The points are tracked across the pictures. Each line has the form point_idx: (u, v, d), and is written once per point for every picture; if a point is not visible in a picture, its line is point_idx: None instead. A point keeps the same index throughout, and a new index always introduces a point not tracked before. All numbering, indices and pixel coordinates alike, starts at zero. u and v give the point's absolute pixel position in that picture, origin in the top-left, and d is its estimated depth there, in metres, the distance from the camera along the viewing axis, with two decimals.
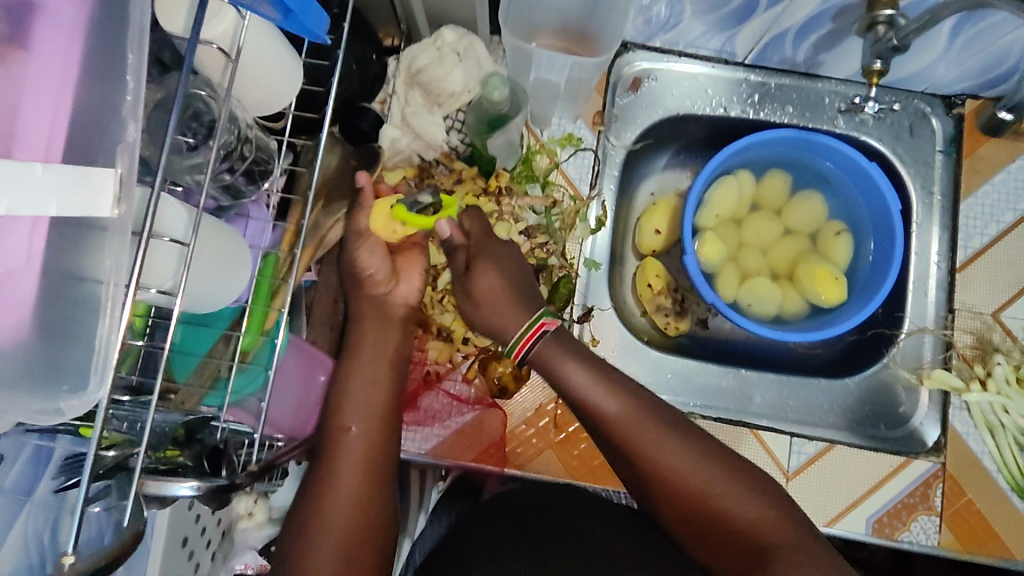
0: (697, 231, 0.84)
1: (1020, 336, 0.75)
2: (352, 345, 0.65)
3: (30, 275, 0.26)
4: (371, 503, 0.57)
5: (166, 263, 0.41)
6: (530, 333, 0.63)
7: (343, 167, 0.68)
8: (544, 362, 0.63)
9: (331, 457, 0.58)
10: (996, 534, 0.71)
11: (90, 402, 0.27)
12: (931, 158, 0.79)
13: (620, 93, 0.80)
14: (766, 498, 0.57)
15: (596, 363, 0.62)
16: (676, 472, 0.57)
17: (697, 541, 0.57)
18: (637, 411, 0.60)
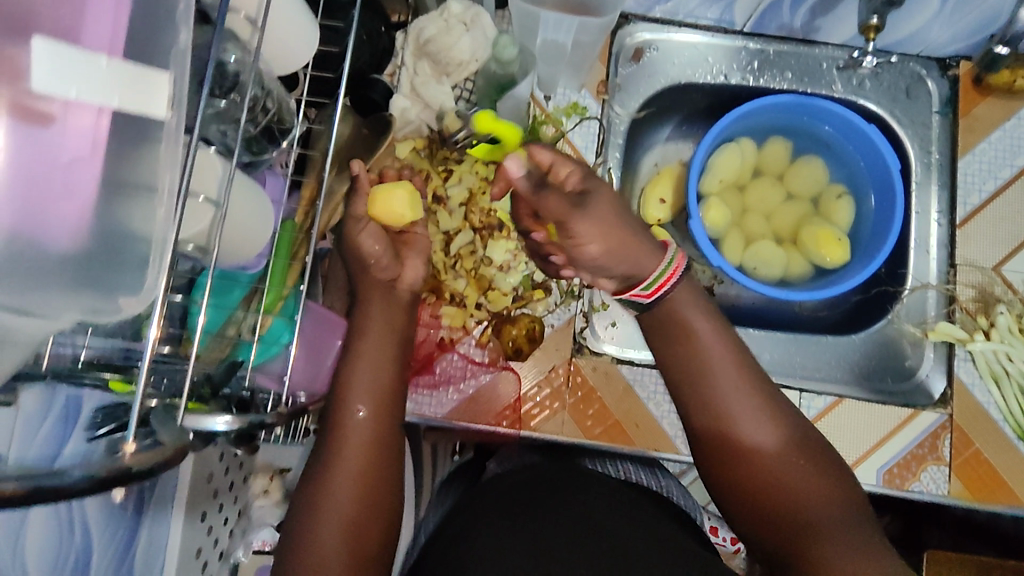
0: (702, 197, 0.85)
1: (1021, 288, 0.76)
2: (359, 326, 0.64)
3: (97, 163, 0.26)
4: (375, 492, 0.58)
5: (212, 177, 0.45)
6: (667, 274, 0.60)
7: (354, 136, 0.69)
8: (664, 304, 0.61)
9: (336, 440, 0.58)
10: (1004, 482, 0.72)
11: (148, 299, 0.28)
12: (928, 119, 0.81)
13: (623, 64, 0.82)
14: (830, 480, 0.56)
15: (711, 319, 0.62)
16: (754, 431, 0.57)
17: (744, 499, 0.57)
18: (736, 368, 0.59)
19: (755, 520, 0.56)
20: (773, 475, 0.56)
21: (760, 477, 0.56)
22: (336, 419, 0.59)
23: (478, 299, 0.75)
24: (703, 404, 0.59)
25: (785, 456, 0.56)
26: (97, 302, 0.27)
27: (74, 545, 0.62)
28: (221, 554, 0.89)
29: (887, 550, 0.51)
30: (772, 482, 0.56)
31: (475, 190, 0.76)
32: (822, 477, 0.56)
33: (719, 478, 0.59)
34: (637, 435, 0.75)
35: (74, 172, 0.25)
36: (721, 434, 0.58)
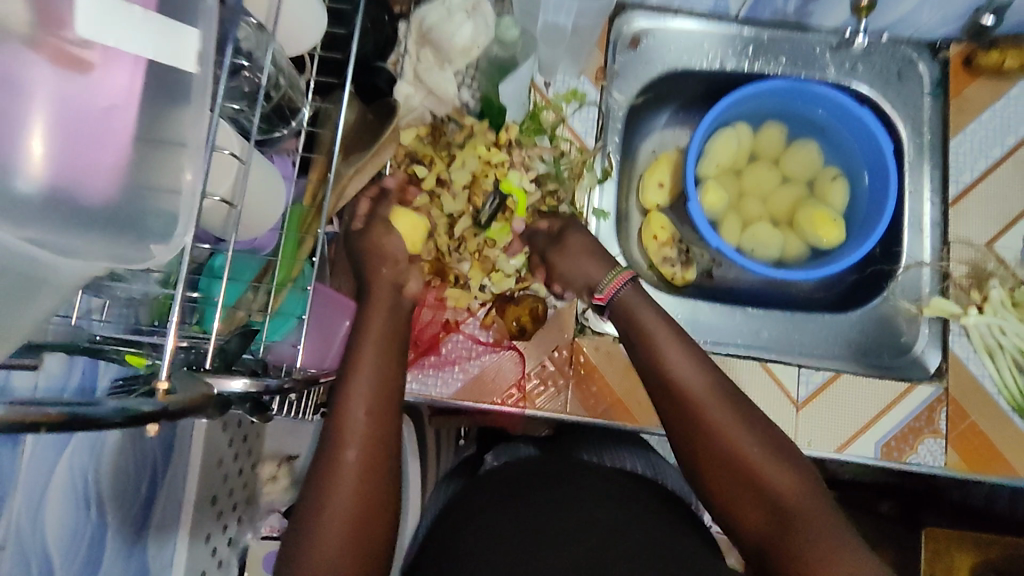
0: (699, 181, 0.87)
1: (1014, 264, 0.78)
2: (359, 329, 0.62)
3: (132, 111, 0.28)
4: (374, 497, 0.56)
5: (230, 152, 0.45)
6: (620, 276, 0.67)
7: (360, 121, 0.70)
8: (625, 305, 0.66)
9: (333, 443, 0.56)
10: (1001, 454, 0.73)
11: (177, 246, 0.31)
12: (920, 102, 0.83)
13: (620, 51, 0.84)
14: (802, 471, 0.58)
15: (671, 323, 0.64)
16: (725, 429, 0.59)
17: (719, 490, 0.59)
18: (703, 371, 0.61)
19: (732, 513, 0.58)
20: (739, 467, 0.58)
21: (731, 472, 0.58)
22: (334, 422, 0.57)
23: (482, 281, 0.77)
24: (672, 403, 0.61)
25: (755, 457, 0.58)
26: (130, 251, 0.29)
27: (89, 523, 0.62)
28: (231, 540, 0.90)
29: (850, 544, 0.53)
30: (742, 476, 0.57)
31: (478, 174, 0.77)
32: (795, 470, 0.58)
33: (692, 472, 0.61)
34: (639, 412, 0.76)
35: (110, 120, 0.28)
36: (687, 433, 0.60)
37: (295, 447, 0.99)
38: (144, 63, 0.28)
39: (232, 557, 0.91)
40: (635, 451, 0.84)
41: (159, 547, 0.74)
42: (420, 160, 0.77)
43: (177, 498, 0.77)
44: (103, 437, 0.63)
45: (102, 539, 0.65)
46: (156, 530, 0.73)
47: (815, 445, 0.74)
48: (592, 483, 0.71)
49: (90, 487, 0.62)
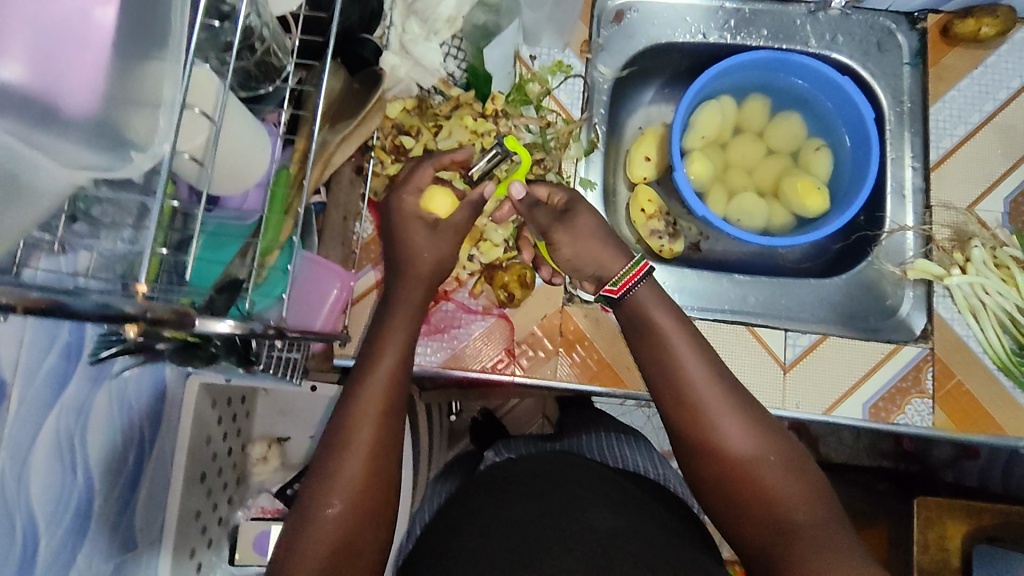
0: (685, 153, 0.88)
1: (994, 227, 0.79)
2: (379, 339, 0.62)
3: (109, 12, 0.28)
4: (367, 512, 0.56)
5: (207, 95, 0.44)
6: (635, 271, 0.66)
7: (346, 91, 0.71)
8: (637, 307, 0.66)
9: (337, 451, 0.56)
10: (987, 413, 0.74)
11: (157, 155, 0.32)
12: (899, 70, 0.84)
13: (605, 25, 0.85)
14: (811, 482, 0.59)
15: (687, 328, 0.65)
16: (736, 436, 0.61)
17: (724, 496, 0.61)
18: (714, 375, 0.63)
19: (737, 522, 0.60)
20: (748, 476, 0.59)
21: (739, 481, 0.60)
22: (341, 438, 0.57)
23: (471, 251, 0.78)
24: (683, 407, 0.62)
25: (763, 469, 0.59)
26: (110, 161, 0.30)
27: (77, 487, 0.62)
28: (221, 520, 0.90)
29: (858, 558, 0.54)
30: (750, 485, 0.59)
31: (465, 143, 0.77)
32: (805, 484, 0.59)
33: (697, 475, 0.63)
34: (628, 377, 0.76)
35: (88, 22, 0.27)
36: (699, 439, 0.62)
37: (285, 429, 0.99)
38: None
39: (223, 537, 0.91)
40: (640, 452, 0.87)
41: (147, 521, 0.75)
42: (407, 132, 0.78)
43: (165, 472, 0.77)
44: (90, 402, 0.63)
45: (87, 509, 0.64)
46: (144, 502, 0.74)
47: (802, 406, 0.75)
48: (587, 471, 0.73)
49: (77, 451, 0.62)
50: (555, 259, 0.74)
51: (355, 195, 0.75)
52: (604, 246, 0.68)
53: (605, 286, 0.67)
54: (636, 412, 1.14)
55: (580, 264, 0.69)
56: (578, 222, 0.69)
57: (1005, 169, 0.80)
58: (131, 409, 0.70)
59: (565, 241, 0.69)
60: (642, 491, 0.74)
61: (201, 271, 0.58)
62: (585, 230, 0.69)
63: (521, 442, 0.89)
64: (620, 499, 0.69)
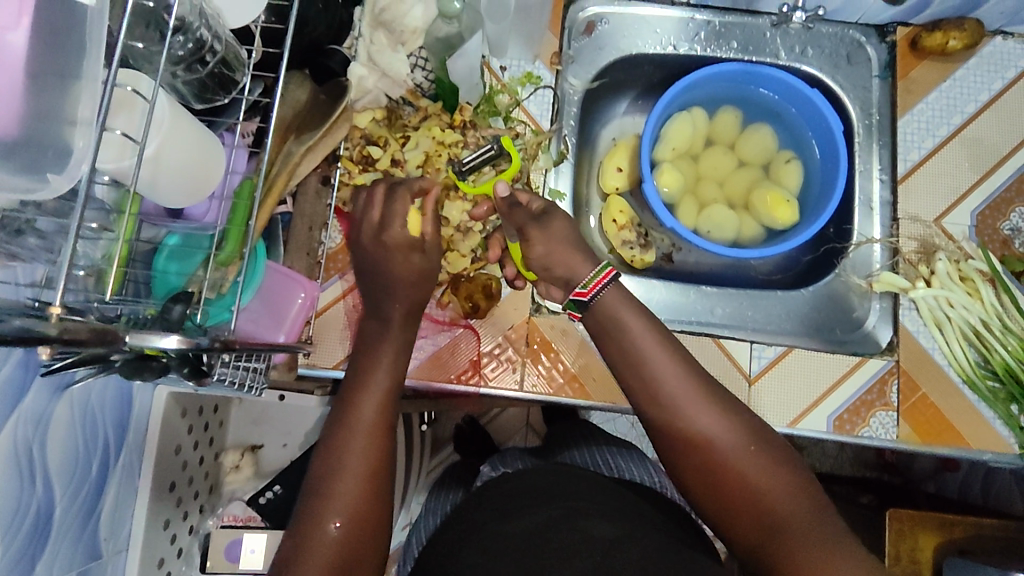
0: (656, 164, 0.88)
1: (961, 240, 0.79)
2: (371, 351, 0.65)
3: (22, 32, 0.28)
4: (368, 509, 0.56)
5: (130, 115, 0.43)
6: (604, 275, 0.66)
7: (312, 102, 0.71)
8: (606, 312, 0.66)
9: (332, 466, 0.57)
10: (952, 425, 0.74)
11: (74, 178, 0.32)
12: (868, 83, 0.85)
13: (575, 37, 0.85)
14: (796, 475, 0.60)
15: (657, 328, 0.65)
16: (719, 439, 0.60)
17: (716, 504, 0.60)
18: (688, 374, 0.63)
19: (731, 523, 0.59)
20: (734, 479, 0.59)
21: (724, 482, 0.59)
22: (335, 442, 0.58)
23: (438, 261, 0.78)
24: (662, 415, 0.62)
25: (750, 462, 0.59)
26: (25, 182, 0.31)
27: (34, 495, 0.61)
28: (192, 529, 0.90)
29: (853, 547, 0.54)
30: (738, 489, 0.59)
31: (431, 153, 0.78)
32: (790, 476, 0.59)
33: (686, 485, 0.62)
34: (594, 389, 0.76)
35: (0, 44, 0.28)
36: (680, 442, 0.61)
37: (260, 436, 0.99)
38: None
39: (193, 546, 0.91)
40: (636, 463, 0.87)
41: (114, 530, 0.75)
42: (374, 142, 0.78)
43: (133, 482, 0.77)
44: (50, 411, 0.61)
45: (48, 520, 0.64)
46: (111, 511, 0.74)
47: (767, 419, 0.75)
48: (592, 483, 0.74)
49: (34, 458, 0.60)
50: (525, 261, 0.74)
51: (321, 206, 0.76)
52: (576, 261, 0.68)
53: (575, 289, 0.66)
54: (620, 419, 1.14)
55: (550, 264, 0.69)
56: (556, 219, 0.70)
57: (973, 182, 0.80)
58: (94, 417, 0.68)
59: (539, 237, 0.68)
60: (653, 506, 0.75)
61: (161, 281, 0.59)
62: (562, 228, 0.69)
63: (513, 456, 0.89)
64: (589, 507, 0.69)
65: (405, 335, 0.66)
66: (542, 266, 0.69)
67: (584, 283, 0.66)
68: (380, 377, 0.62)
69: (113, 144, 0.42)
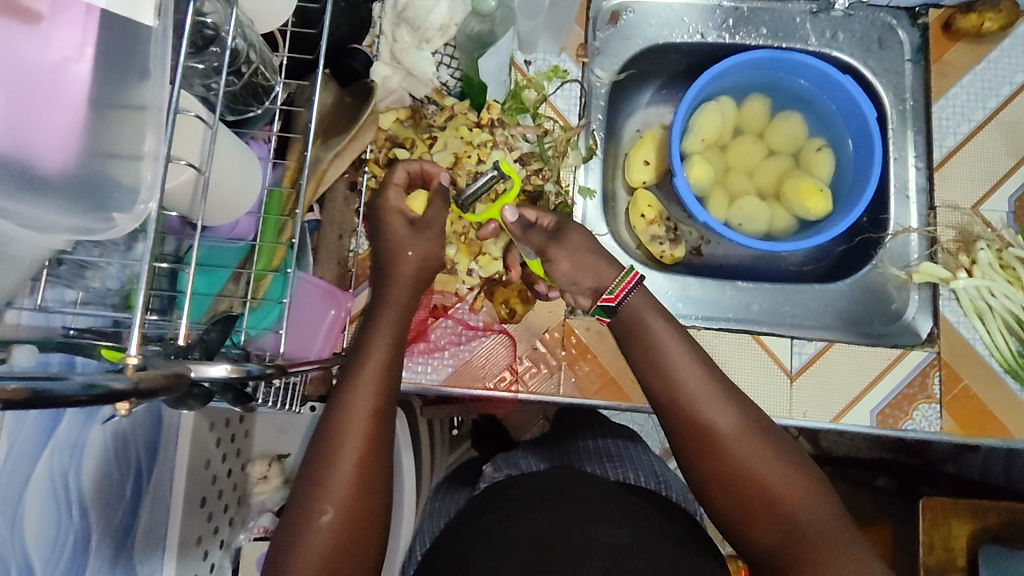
0: (685, 156, 0.86)
1: (999, 227, 0.78)
2: (363, 349, 0.60)
3: (86, 63, 0.29)
4: (360, 517, 0.53)
5: (190, 141, 0.42)
6: (629, 279, 0.65)
7: (337, 104, 0.68)
8: (634, 317, 0.64)
9: (319, 476, 0.53)
10: (995, 416, 0.73)
11: (139, 216, 0.32)
12: (901, 67, 0.83)
13: (600, 27, 0.82)
14: (813, 481, 0.57)
15: (679, 330, 0.63)
16: (737, 443, 0.57)
17: (728, 504, 0.57)
18: (707, 376, 0.60)
19: (743, 528, 0.57)
20: (751, 478, 0.56)
21: (738, 486, 0.56)
22: (325, 449, 0.54)
23: (470, 265, 0.76)
24: (680, 416, 0.59)
25: (766, 465, 0.56)
26: (91, 222, 0.31)
27: (70, 527, 0.57)
28: (224, 543, 0.85)
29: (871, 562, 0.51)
30: (755, 494, 0.56)
31: (461, 154, 0.75)
32: (804, 480, 0.56)
33: (697, 483, 0.59)
34: (632, 390, 0.75)
35: (64, 71, 0.29)
36: (696, 446, 0.58)
37: (286, 445, 0.95)
38: (96, 12, 0.29)
39: (225, 560, 0.86)
40: (638, 462, 0.84)
41: (148, 552, 0.68)
42: (400, 144, 0.76)
43: (164, 501, 0.70)
44: (86, 436, 0.59)
45: (85, 548, 0.59)
46: (141, 536, 0.67)
47: (809, 415, 0.74)
48: (596, 489, 0.72)
49: (70, 488, 0.57)
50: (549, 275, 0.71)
51: (349, 213, 0.74)
52: (600, 271, 0.67)
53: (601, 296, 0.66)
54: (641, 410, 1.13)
55: (579, 278, 0.67)
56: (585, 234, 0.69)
57: (1008, 167, 0.79)
58: (129, 440, 0.64)
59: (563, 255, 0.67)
60: (647, 503, 0.72)
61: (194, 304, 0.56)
62: (580, 238, 0.68)
63: (520, 454, 0.87)
64: (633, 515, 0.68)
65: (395, 324, 0.62)
66: (571, 281, 0.68)
67: (611, 288, 0.65)
68: (366, 375, 0.57)
69: (177, 172, 0.41)
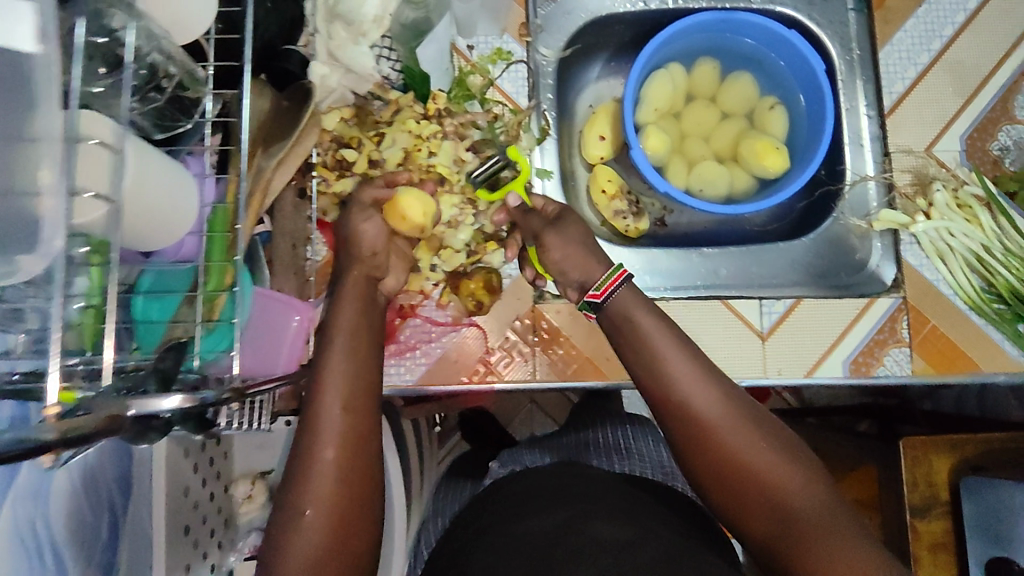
0: (639, 127, 0.85)
1: (953, 166, 0.79)
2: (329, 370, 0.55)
3: None
4: (336, 549, 0.50)
5: (98, 169, 0.38)
6: (617, 274, 0.64)
7: (276, 110, 0.66)
8: (617, 314, 0.63)
9: (290, 506, 0.51)
10: (963, 353, 0.74)
11: (47, 256, 0.31)
12: (845, 17, 0.82)
13: (540, 4, 0.81)
14: (809, 469, 0.55)
15: (666, 323, 0.62)
16: (726, 431, 0.56)
17: (720, 493, 0.56)
18: (695, 367, 0.59)
19: (737, 516, 0.56)
20: (745, 472, 0.55)
21: (728, 475, 0.56)
22: (296, 479, 0.52)
23: (432, 261, 0.75)
24: (670, 411, 0.58)
25: (756, 453, 0.55)
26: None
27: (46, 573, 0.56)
28: (215, 566, 0.81)
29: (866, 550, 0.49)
30: (745, 482, 0.55)
31: (410, 149, 0.74)
32: (798, 468, 0.55)
33: (692, 475, 0.58)
34: (608, 368, 0.75)
35: None
36: (685, 437, 0.57)
37: (268, 461, 0.91)
38: None
39: None
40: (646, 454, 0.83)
41: None
42: (347, 144, 0.74)
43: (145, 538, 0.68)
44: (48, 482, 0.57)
45: None
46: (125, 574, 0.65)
47: (784, 372, 0.74)
48: (597, 485, 0.72)
49: (40, 537, 0.55)
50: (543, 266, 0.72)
51: (301, 220, 0.71)
52: (586, 264, 0.67)
53: (587, 292, 0.65)
54: None
55: (568, 267, 0.68)
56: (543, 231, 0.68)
57: (958, 106, 0.79)
58: (95, 479, 0.62)
59: (556, 239, 0.68)
60: (638, 493, 0.72)
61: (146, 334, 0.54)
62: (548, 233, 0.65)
63: (524, 449, 0.86)
64: (627, 506, 0.68)
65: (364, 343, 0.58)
66: (558, 269, 0.69)
67: (598, 284, 0.65)
68: (332, 402, 0.53)
69: (87, 207, 0.38)
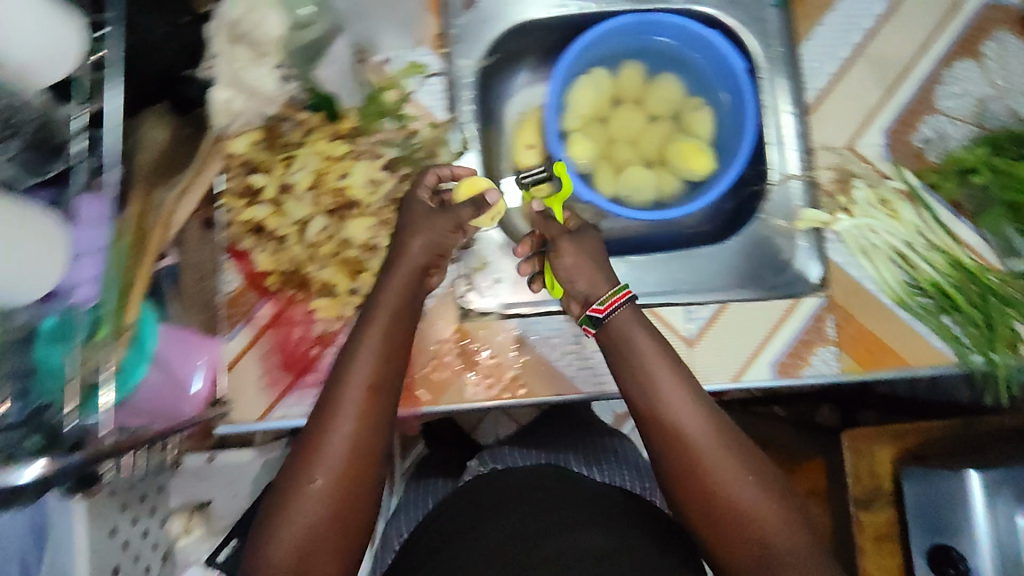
0: (565, 135, 0.84)
1: (876, 161, 0.78)
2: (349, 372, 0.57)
3: None
4: (331, 528, 0.54)
5: None
6: (620, 295, 0.63)
7: (176, 139, 0.64)
8: (617, 336, 0.62)
9: (295, 476, 0.54)
10: (889, 349, 0.74)
11: None
12: (763, 13, 0.82)
13: (457, 12, 0.78)
14: (789, 508, 0.57)
15: (667, 350, 0.61)
16: (715, 464, 0.57)
17: (702, 521, 0.58)
18: (692, 397, 0.59)
19: (716, 546, 0.58)
20: (729, 509, 0.56)
21: (714, 508, 0.57)
22: (305, 454, 0.55)
23: (351, 286, 0.70)
24: (663, 439, 0.58)
25: (744, 488, 0.56)
26: None
27: None
28: None
29: None
30: (729, 516, 0.56)
31: (320, 171, 0.72)
32: (781, 506, 0.57)
33: (677, 501, 0.59)
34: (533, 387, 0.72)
35: None
36: (674, 464, 0.58)
37: (205, 492, 0.90)
38: None
39: None
40: (625, 465, 0.84)
41: None
42: (257, 168, 0.72)
43: None
44: None
45: None
46: None
47: (711, 378, 0.74)
48: (589, 493, 0.71)
49: None
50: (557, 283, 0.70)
51: (208, 250, 0.68)
52: (593, 279, 0.65)
53: (590, 306, 0.64)
54: None
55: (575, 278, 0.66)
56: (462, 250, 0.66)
57: (880, 98, 0.79)
58: None
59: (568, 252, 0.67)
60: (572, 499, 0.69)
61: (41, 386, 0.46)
62: None
63: (507, 447, 0.85)
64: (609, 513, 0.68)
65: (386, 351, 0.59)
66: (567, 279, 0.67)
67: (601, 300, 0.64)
68: (354, 395, 0.56)
69: None
